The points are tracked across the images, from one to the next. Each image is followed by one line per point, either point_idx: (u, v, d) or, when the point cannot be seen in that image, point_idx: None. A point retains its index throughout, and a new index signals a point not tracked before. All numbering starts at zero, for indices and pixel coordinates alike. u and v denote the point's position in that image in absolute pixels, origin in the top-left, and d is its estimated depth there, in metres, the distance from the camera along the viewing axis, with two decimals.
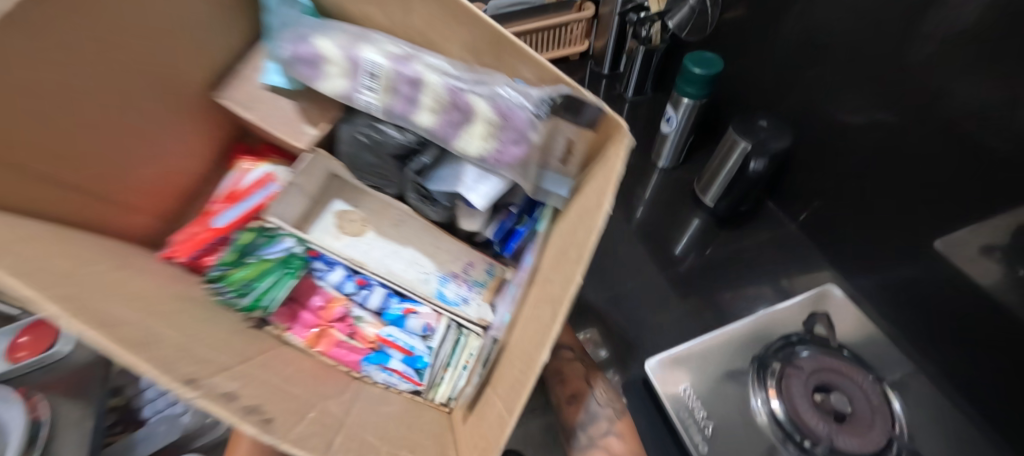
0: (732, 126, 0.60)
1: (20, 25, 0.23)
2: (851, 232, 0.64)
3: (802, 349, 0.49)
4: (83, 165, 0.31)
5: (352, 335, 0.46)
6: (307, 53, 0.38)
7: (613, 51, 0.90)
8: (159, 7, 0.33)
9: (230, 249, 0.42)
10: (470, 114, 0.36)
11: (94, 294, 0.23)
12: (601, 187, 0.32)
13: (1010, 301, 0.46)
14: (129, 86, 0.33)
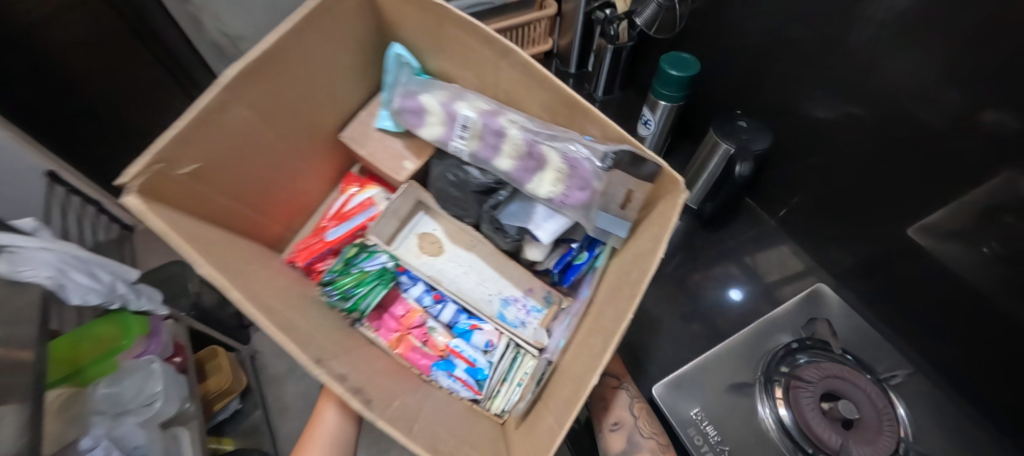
0: (713, 127, 0.59)
1: (206, 120, 0.39)
2: (827, 224, 0.65)
3: (802, 356, 0.48)
4: (244, 194, 0.48)
5: (425, 344, 0.57)
6: (415, 106, 0.53)
7: (579, 51, 0.87)
8: (319, 84, 0.50)
9: (342, 260, 0.56)
10: (542, 162, 0.48)
11: (258, 291, 0.39)
12: (656, 234, 0.39)
13: (980, 284, 0.48)
14: (280, 142, 0.49)
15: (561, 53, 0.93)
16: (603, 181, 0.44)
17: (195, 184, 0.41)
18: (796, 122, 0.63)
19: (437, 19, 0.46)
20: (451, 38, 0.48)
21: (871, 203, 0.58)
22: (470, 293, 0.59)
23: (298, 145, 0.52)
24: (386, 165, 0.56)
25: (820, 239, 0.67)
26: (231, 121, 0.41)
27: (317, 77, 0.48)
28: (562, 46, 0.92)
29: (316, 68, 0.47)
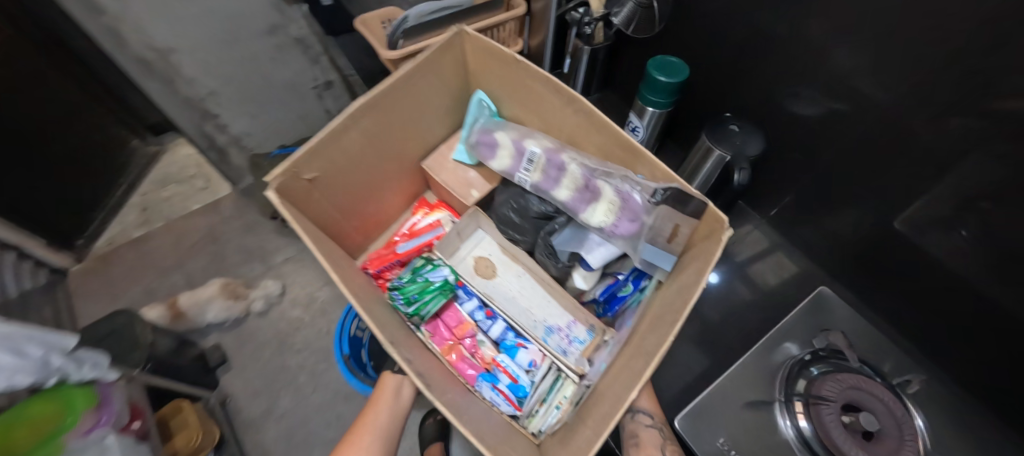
0: (705, 133, 0.57)
1: (320, 150, 0.51)
2: (815, 215, 0.66)
3: (818, 369, 0.47)
4: (342, 206, 0.60)
5: (473, 356, 0.62)
6: (489, 142, 0.63)
7: (552, 52, 0.83)
8: (413, 124, 0.62)
9: (410, 269, 0.62)
10: (597, 194, 0.55)
11: (358, 287, 0.50)
12: (700, 269, 0.42)
13: (968, 269, 0.51)
14: (369, 167, 0.61)
15: (533, 54, 0.89)
16: (654, 215, 0.48)
17: (313, 190, 0.54)
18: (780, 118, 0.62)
19: (512, 70, 0.56)
20: (521, 86, 0.57)
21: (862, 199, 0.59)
22: (520, 316, 0.62)
23: (386, 169, 0.64)
24: (454, 187, 0.67)
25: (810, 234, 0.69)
26: (341, 148, 0.54)
27: (409, 116, 0.60)
28: (532, 46, 0.88)
29: (405, 113, 0.59)
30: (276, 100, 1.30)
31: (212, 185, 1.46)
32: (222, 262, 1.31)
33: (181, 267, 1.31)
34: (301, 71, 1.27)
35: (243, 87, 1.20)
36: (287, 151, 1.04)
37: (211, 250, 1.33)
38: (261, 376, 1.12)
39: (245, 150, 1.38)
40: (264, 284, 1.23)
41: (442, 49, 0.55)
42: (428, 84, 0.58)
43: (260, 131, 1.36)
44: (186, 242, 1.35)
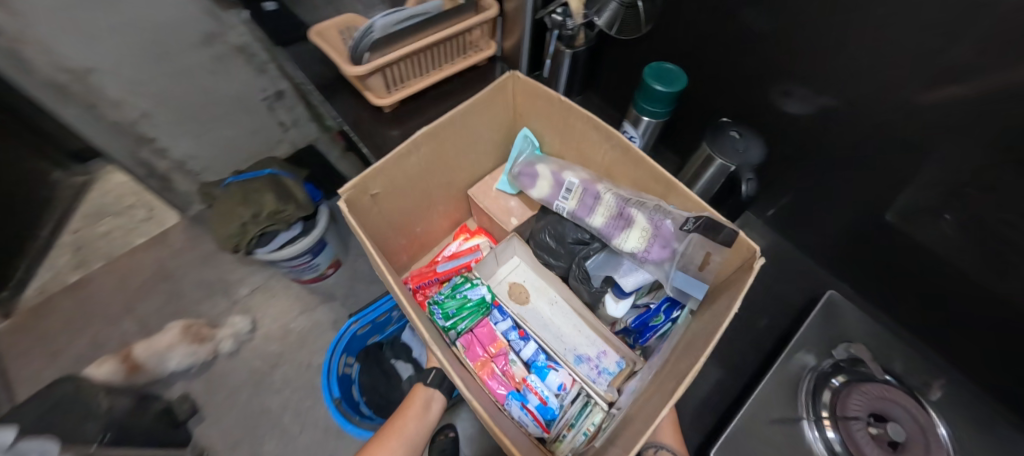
0: (705, 141, 0.55)
1: (388, 168, 0.52)
2: (808, 214, 0.64)
3: (837, 381, 0.47)
4: (390, 222, 0.61)
5: (504, 374, 0.60)
6: (530, 171, 0.62)
7: (529, 55, 0.79)
8: (467, 155, 0.62)
9: (450, 284, 0.64)
10: (629, 221, 0.53)
11: (401, 298, 0.49)
12: (731, 297, 0.41)
13: (958, 260, 0.50)
14: (422, 190, 0.61)
15: (507, 57, 0.84)
16: (685, 242, 0.47)
17: (372, 207, 0.55)
18: (766, 116, 0.59)
19: (554, 107, 0.55)
20: (563, 122, 0.57)
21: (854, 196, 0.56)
22: (555, 342, 0.61)
23: (435, 194, 0.64)
24: (494, 212, 0.65)
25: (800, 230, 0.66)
26: (405, 167, 0.55)
27: (464, 147, 0.61)
28: (507, 48, 0.82)
29: (458, 145, 0.59)
30: (221, 117, 1.18)
31: (157, 215, 1.31)
32: (178, 301, 1.18)
33: (132, 311, 1.17)
34: (246, 82, 1.15)
35: (180, 105, 1.07)
36: (242, 177, 0.94)
37: (165, 289, 1.20)
38: (239, 422, 1.03)
39: (191, 174, 1.24)
40: (232, 320, 1.13)
41: (496, 87, 0.55)
42: (483, 120, 0.59)
43: (206, 152, 1.23)
44: (133, 283, 1.22)
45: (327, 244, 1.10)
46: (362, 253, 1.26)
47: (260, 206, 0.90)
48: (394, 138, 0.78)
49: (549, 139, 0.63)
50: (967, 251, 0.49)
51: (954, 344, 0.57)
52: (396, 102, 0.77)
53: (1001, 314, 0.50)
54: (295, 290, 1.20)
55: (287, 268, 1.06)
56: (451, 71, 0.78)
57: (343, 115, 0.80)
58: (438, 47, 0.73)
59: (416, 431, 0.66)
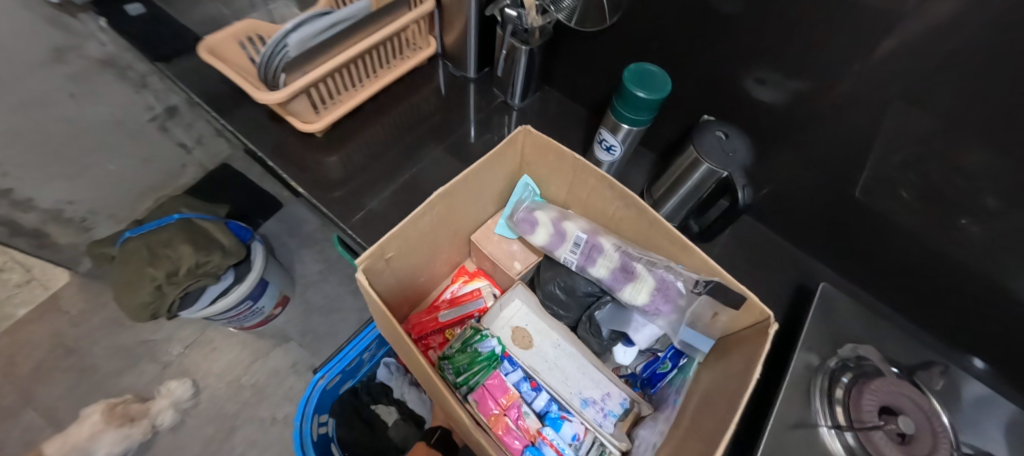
0: (693, 145, 0.51)
1: (406, 228, 0.47)
2: (784, 203, 0.63)
3: (845, 378, 0.47)
4: (398, 280, 0.55)
5: (519, 429, 0.54)
6: (530, 218, 0.58)
7: (477, 51, 0.70)
8: (476, 207, 0.58)
9: (459, 338, 0.58)
10: (634, 275, 0.52)
11: (409, 357, 0.42)
12: (748, 358, 0.40)
13: (924, 230, 0.51)
14: (431, 245, 0.55)
15: (449, 54, 0.74)
16: (692, 301, 0.48)
17: (384, 269, 0.49)
18: (738, 106, 0.56)
19: (565, 162, 0.53)
20: (573, 177, 0.54)
21: (829, 179, 0.55)
22: (561, 387, 0.58)
23: (442, 248, 0.59)
24: (497, 258, 0.61)
25: (776, 214, 0.65)
26: (419, 228, 0.49)
27: (474, 203, 0.56)
28: (449, 44, 0.72)
29: (467, 202, 0.55)
30: (98, 149, 0.95)
31: (37, 277, 1.04)
32: (91, 377, 0.99)
33: (31, 401, 0.96)
34: (123, 103, 0.94)
35: (37, 142, 0.83)
36: (143, 229, 0.76)
37: (71, 366, 1.00)
38: None
39: (74, 223, 1.01)
40: (166, 388, 0.97)
41: (509, 141, 0.51)
42: (492, 175, 0.54)
43: (87, 194, 1.00)
44: (24, 367, 0.99)
45: (268, 284, 0.95)
46: (312, 282, 1.13)
47: (176, 262, 0.74)
48: (334, 165, 0.67)
49: (552, 187, 0.60)
50: (933, 220, 0.50)
51: (926, 307, 0.59)
52: (328, 126, 0.64)
53: (966, 279, 0.53)
54: (240, 338, 1.05)
55: (225, 319, 0.91)
56: (390, 79, 0.67)
57: (265, 145, 0.66)
58: (369, 54, 0.62)
59: None
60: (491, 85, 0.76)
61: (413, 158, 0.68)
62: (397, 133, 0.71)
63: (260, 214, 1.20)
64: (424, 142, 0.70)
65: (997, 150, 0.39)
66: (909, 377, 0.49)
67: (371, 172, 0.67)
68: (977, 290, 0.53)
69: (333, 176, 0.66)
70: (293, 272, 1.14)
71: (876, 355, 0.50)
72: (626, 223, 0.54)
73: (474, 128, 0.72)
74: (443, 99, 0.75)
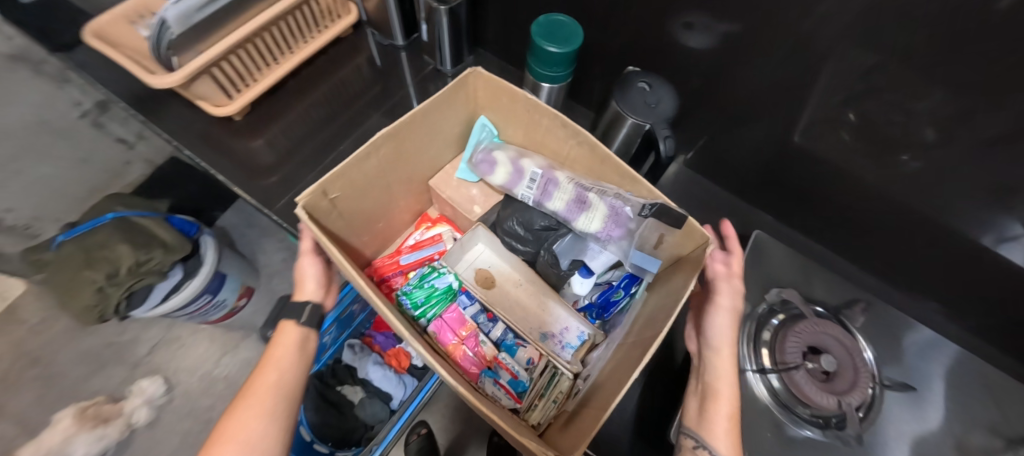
0: (613, 98, 0.48)
1: (352, 168, 0.43)
2: (726, 154, 0.62)
3: (773, 320, 0.50)
4: (349, 226, 0.50)
5: (474, 355, 0.51)
6: (489, 158, 0.53)
7: (399, 15, 0.65)
8: (432, 151, 0.53)
9: (416, 274, 0.55)
10: (587, 204, 0.47)
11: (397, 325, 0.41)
12: (688, 276, 0.39)
13: (862, 172, 0.50)
14: (385, 188, 0.51)
15: (375, 21, 0.70)
16: (640, 224, 0.44)
17: (330, 210, 0.45)
18: (665, 54, 0.52)
19: (518, 103, 0.47)
20: (528, 118, 0.49)
21: (761, 126, 0.54)
22: (519, 321, 0.53)
23: (399, 193, 0.54)
24: (456, 201, 0.56)
25: (716, 164, 0.64)
26: (367, 166, 0.45)
27: (431, 145, 0.52)
28: (370, 11, 0.68)
29: (422, 140, 0.49)
30: None
31: None
32: (60, 384, 0.99)
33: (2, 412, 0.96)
34: None
35: None
36: (75, 232, 0.73)
37: (37, 376, 0.99)
38: None
39: (18, 232, 0.96)
40: (138, 387, 0.98)
41: (458, 84, 0.46)
42: (446, 116, 0.49)
43: None
44: None
45: (226, 276, 0.93)
46: (276, 271, 1.12)
47: (115, 263, 0.73)
48: (261, 149, 0.64)
49: (509, 127, 0.53)
50: (867, 161, 0.48)
51: (856, 248, 0.61)
52: (245, 106, 0.62)
53: (902, 221, 0.52)
54: (207, 332, 1.05)
55: (185, 316, 0.89)
56: (306, 53, 0.63)
57: (186, 135, 0.63)
58: (275, 26, 0.57)
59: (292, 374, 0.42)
60: (423, 52, 0.73)
61: (344, 137, 0.65)
62: (327, 112, 0.67)
63: (217, 206, 1.10)
64: (355, 118, 0.67)
65: (936, 84, 0.36)
66: (834, 316, 0.54)
67: (299, 154, 0.64)
68: (912, 230, 0.52)
69: (259, 160, 0.63)
70: (256, 263, 1.12)
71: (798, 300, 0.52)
72: (579, 160, 0.49)
73: (409, 99, 0.69)
74: (377, 70, 0.71)
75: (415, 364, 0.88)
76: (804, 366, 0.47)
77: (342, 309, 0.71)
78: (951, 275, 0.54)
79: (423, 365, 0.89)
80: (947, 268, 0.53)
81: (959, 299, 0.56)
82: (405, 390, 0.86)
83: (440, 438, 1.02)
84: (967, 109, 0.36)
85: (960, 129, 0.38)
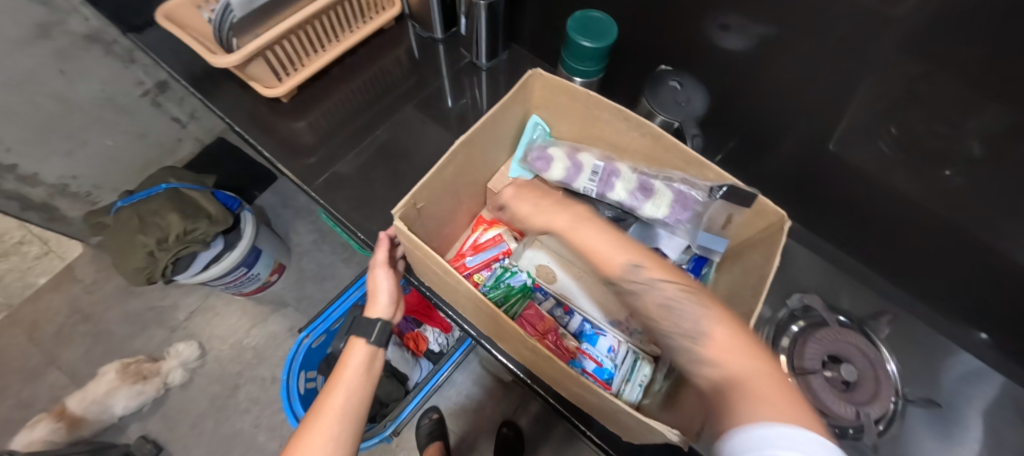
0: (642, 94, 0.49)
1: (436, 174, 0.42)
2: (758, 158, 0.61)
3: (795, 326, 0.57)
4: (425, 235, 0.49)
5: (558, 347, 0.47)
6: (544, 155, 0.51)
7: (440, 9, 0.68)
8: (490, 153, 0.52)
9: (490, 276, 0.53)
10: (653, 191, 0.47)
11: (479, 314, 0.41)
12: (767, 255, 0.39)
13: (900, 184, 0.48)
14: (456, 191, 0.50)
15: (416, 14, 0.73)
16: (708, 207, 0.45)
17: (416, 221, 0.44)
18: (700, 55, 0.52)
19: (578, 101, 0.47)
20: (586, 114, 0.49)
21: (797, 132, 0.53)
22: (594, 310, 0.50)
23: (466, 196, 0.53)
24: None
25: (747, 169, 0.64)
26: (447, 171, 0.44)
27: (492, 147, 0.51)
28: (414, 5, 0.71)
29: (488, 143, 0.49)
30: (93, 125, 0.96)
31: (55, 249, 1.11)
32: (108, 340, 1.07)
33: (55, 362, 1.05)
34: (112, 78, 0.93)
35: (34, 118, 0.85)
36: (133, 199, 0.80)
37: (87, 331, 1.07)
38: (211, 450, 0.99)
39: (80, 198, 1.05)
40: (175, 349, 1.04)
41: (520, 87, 0.46)
42: (506, 120, 0.49)
43: (89, 169, 1.02)
44: (46, 331, 1.07)
45: (262, 252, 0.98)
46: (306, 251, 1.17)
47: (165, 230, 0.78)
48: (303, 130, 0.68)
49: (562, 124, 0.54)
50: (906, 172, 0.47)
51: (885, 263, 0.59)
52: (293, 89, 0.66)
53: (939, 235, 0.50)
54: (241, 303, 1.11)
55: (223, 285, 0.95)
56: (351, 41, 0.66)
57: (238, 114, 0.68)
58: (324, 16, 0.61)
59: (350, 403, 0.42)
60: (460, 46, 0.75)
61: (381, 123, 0.69)
62: (367, 99, 0.71)
63: (257, 186, 1.21)
64: (392, 107, 0.70)
65: (986, 96, 0.34)
66: (857, 326, 0.57)
67: (338, 137, 0.67)
68: (950, 248, 0.50)
69: (303, 141, 0.67)
70: (289, 242, 1.18)
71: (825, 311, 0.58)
72: (640, 153, 0.48)
73: (446, 91, 0.72)
74: (415, 62, 0.74)
75: (433, 349, 0.92)
76: (824, 374, 0.53)
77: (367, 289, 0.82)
78: (990, 296, 0.52)
79: (440, 350, 0.93)
80: (983, 288, 0.51)
81: (997, 323, 0.54)
82: (421, 373, 0.90)
83: (451, 425, 1.04)
84: (1019, 125, 0.34)
85: (1011, 144, 0.36)
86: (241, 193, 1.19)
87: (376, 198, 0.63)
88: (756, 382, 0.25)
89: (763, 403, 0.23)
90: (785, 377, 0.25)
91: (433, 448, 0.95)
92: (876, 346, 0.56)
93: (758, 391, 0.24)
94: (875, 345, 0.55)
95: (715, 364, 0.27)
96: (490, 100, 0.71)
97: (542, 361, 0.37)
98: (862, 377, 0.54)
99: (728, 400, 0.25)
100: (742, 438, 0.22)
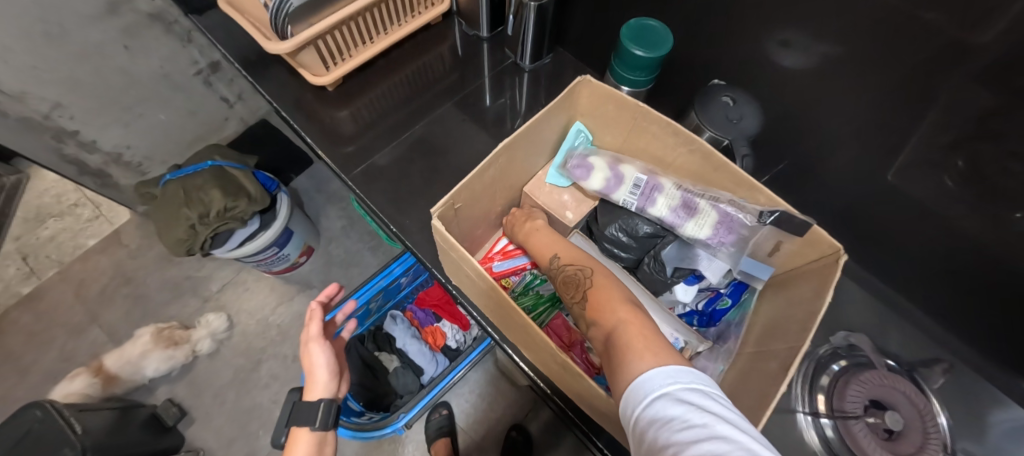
0: (692, 107, 0.47)
1: (476, 175, 0.42)
2: (810, 184, 0.58)
3: (834, 365, 0.54)
4: (459, 235, 0.48)
5: (584, 361, 0.46)
6: (584, 163, 0.51)
7: (488, 8, 0.68)
8: (530, 158, 0.51)
9: (519, 282, 0.53)
10: (696, 210, 0.46)
11: (509, 321, 0.40)
12: (817, 288, 0.36)
13: (968, 225, 0.45)
14: (493, 193, 0.49)
15: (464, 11, 0.73)
16: (755, 232, 0.43)
17: (452, 221, 0.44)
18: (757, 70, 0.50)
19: (625, 111, 0.46)
20: (632, 124, 0.47)
21: (853, 161, 0.50)
22: None
23: (502, 198, 0.53)
24: (549, 209, 0.54)
25: (795, 193, 0.61)
26: (487, 173, 0.44)
27: (533, 152, 0.51)
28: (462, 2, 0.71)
29: (529, 148, 0.49)
30: (149, 100, 1.01)
31: (105, 214, 1.20)
32: (146, 304, 1.12)
33: (97, 320, 1.11)
34: (169, 55, 0.97)
35: (96, 89, 0.90)
36: (181, 173, 0.84)
37: (129, 293, 1.14)
38: (231, 420, 1.03)
39: (133, 167, 1.11)
40: (206, 319, 1.08)
41: (567, 93, 0.45)
42: (550, 125, 0.48)
43: (142, 141, 1.08)
44: (92, 290, 1.14)
45: (294, 233, 1.01)
46: (335, 236, 1.20)
47: (207, 205, 0.82)
48: (345, 120, 0.69)
49: (606, 133, 0.52)
50: (977, 214, 0.43)
51: (940, 307, 0.55)
52: (339, 79, 0.67)
53: (1005, 283, 0.46)
54: (270, 281, 1.15)
55: (254, 263, 0.98)
56: (398, 35, 0.67)
57: (285, 99, 0.69)
58: (374, 9, 0.62)
59: None
60: (504, 45, 0.75)
61: (420, 119, 0.69)
62: (409, 93, 0.71)
63: (294, 169, 1.25)
64: (433, 102, 0.71)
65: None
66: (906, 371, 0.54)
67: (378, 129, 0.68)
68: (1020, 298, 0.46)
69: (344, 130, 0.68)
70: (319, 226, 1.21)
71: (868, 349, 0.55)
72: (686, 170, 0.46)
73: (487, 90, 0.72)
74: (458, 59, 0.74)
75: (450, 345, 0.93)
76: (865, 420, 0.50)
77: (392, 279, 0.84)
78: None
79: (457, 347, 0.93)
80: None
81: None
82: (436, 367, 0.90)
83: (461, 423, 1.04)
84: None
85: None
86: (278, 175, 1.23)
87: (412, 191, 0.63)
88: (625, 329, 0.32)
89: (629, 347, 0.30)
90: (649, 321, 0.33)
91: (440, 445, 0.96)
92: (925, 394, 0.52)
93: (625, 336, 0.31)
94: (924, 393, 0.51)
95: (599, 322, 0.35)
96: (530, 103, 0.71)
97: (569, 376, 0.36)
98: (907, 427, 0.50)
99: (612, 350, 0.31)
100: (635, 386, 0.26)
